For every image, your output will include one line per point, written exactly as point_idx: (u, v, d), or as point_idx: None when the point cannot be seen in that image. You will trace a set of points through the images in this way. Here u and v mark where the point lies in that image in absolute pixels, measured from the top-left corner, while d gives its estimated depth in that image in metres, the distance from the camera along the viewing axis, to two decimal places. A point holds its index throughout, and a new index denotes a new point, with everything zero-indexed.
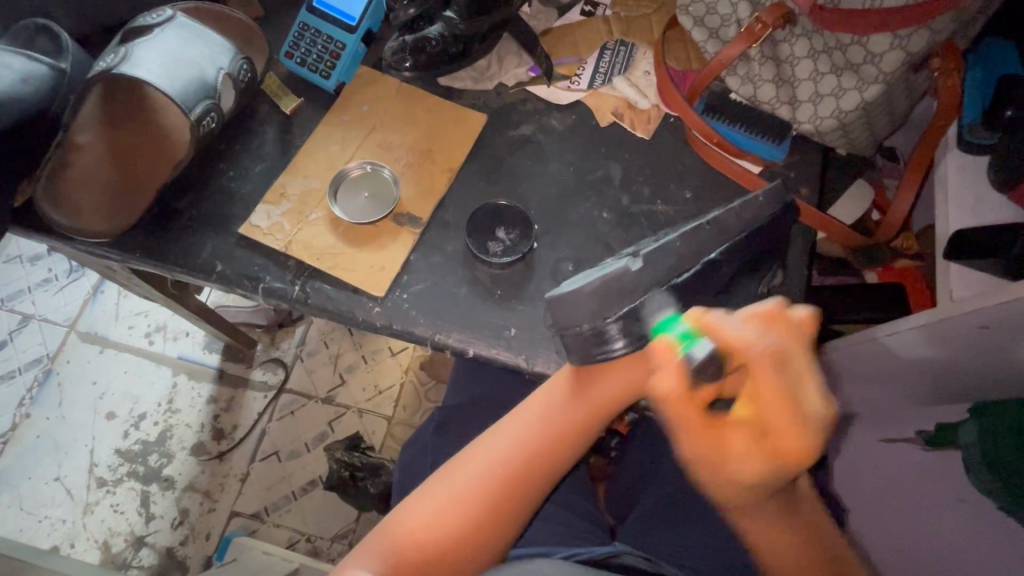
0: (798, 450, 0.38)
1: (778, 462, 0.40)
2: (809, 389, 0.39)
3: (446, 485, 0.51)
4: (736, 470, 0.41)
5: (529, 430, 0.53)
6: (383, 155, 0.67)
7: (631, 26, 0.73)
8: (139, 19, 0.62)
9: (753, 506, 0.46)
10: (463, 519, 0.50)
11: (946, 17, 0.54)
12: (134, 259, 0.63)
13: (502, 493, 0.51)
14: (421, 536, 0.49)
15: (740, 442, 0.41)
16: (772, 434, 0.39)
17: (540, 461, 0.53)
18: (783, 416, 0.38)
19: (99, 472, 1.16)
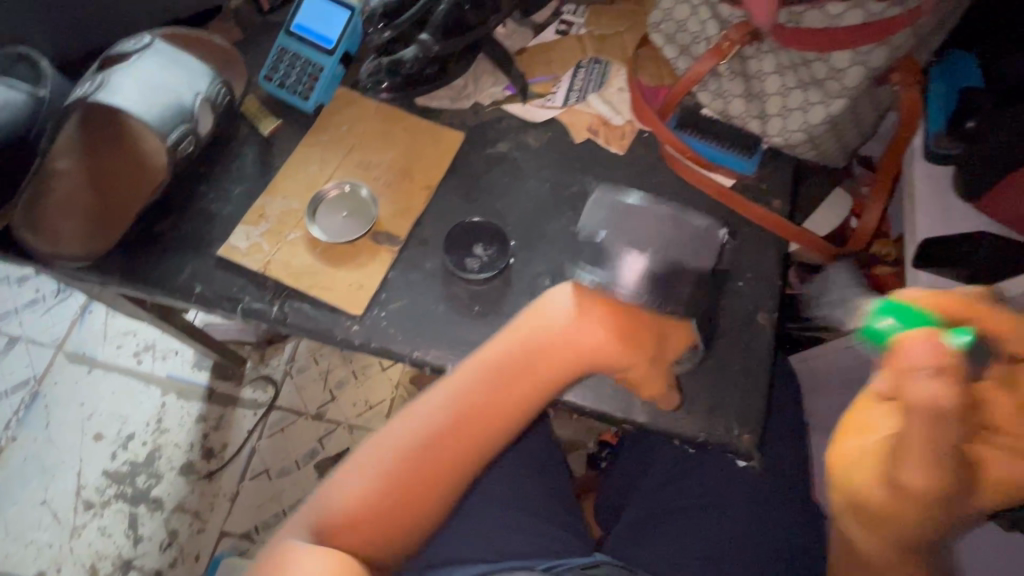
0: None
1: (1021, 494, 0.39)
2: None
3: (381, 450, 0.46)
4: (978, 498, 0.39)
5: (477, 387, 0.47)
6: (362, 175, 0.68)
7: (605, 44, 0.75)
8: (119, 45, 0.64)
9: (926, 523, 0.39)
10: (399, 484, 0.45)
11: (903, 33, 0.56)
12: (115, 282, 0.64)
13: (444, 455, 0.46)
14: (346, 509, 0.44)
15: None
16: None
17: (490, 417, 0.47)
18: None
19: (87, 495, 1.15)
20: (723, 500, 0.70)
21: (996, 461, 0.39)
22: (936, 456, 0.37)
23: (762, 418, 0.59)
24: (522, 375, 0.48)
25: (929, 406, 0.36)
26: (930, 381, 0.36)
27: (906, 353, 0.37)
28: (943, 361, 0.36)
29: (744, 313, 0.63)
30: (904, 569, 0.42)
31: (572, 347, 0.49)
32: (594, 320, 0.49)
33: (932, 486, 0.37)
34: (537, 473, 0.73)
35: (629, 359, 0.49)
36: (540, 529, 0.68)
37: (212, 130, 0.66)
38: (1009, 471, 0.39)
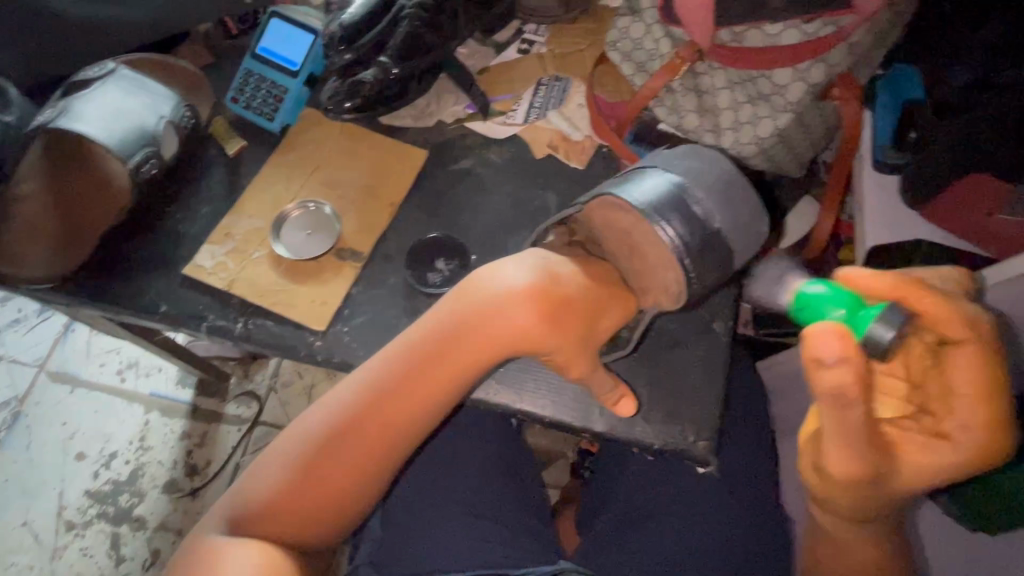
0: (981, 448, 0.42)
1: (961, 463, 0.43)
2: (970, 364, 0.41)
3: (291, 444, 0.51)
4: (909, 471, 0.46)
5: (380, 381, 0.50)
6: (327, 193, 0.69)
7: (566, 61, 0.77)
8: (81, 72, 0.66)
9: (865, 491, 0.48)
10: (307, 477, 0.49)
11: (838, 51, 0.59)
12: (82, 302, 0.65)
13: (351, 448, 0.50)
14: (268, 493, 0.49)
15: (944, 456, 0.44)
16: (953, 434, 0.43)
17: (395, 413, 0.50)
18: (981, 410, 0.41)
19: (68, 515, 1.15)
20: (692, 506, 0.71)
21: (915, 445, 0.45)
22: (851, 444, 0.44)
23: (719, 424, 0.60)
24: (432, 363, 0.50)
25: (838, 397, 0.41)
26: (834, 368, 0.39)
27: (814, 348, 0.39)
28: (846, 352, 0.39)
29: (701, 322, 0.64)
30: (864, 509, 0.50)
31: (475, 345, 0.50)
32: (504, 311, 0.49)
33: (847, 468, 0.45)
34: (508, 484, 0.74)
35: (554, 341, 0.50)
36: (509, 538, 0.69)
37: (177, 152, 0.68)
38: (925, 457, 0.45)
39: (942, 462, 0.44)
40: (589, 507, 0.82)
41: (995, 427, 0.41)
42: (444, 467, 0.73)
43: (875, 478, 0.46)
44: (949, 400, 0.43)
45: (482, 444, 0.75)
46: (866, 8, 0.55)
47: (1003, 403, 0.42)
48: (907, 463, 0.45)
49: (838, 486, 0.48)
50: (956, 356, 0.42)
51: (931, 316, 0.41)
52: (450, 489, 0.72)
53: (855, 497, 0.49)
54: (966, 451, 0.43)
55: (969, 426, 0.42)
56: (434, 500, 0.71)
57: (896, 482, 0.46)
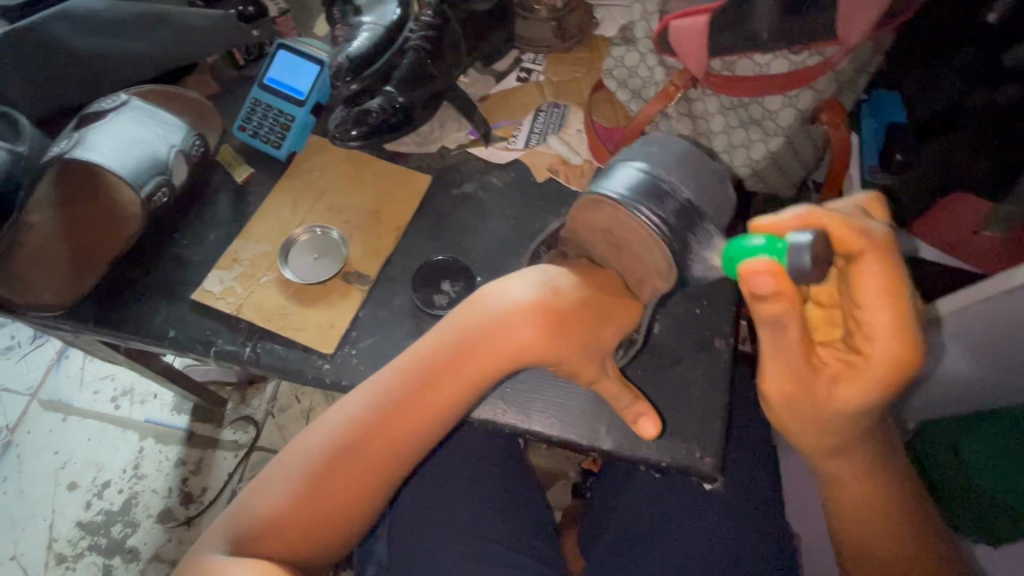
0: (897, 355, 0.43)
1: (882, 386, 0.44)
2: (879, 276, 0.41)
3: (298, 459, 0.51)
4: (839, 399, 0.46)
5: (391, 395, 0.51)
6: (333, 218, 0.71)
7: (562, 89, 0.79)
8: (94, 105, 0.68)
9: (809, 415, 0.48)
10: (316, 489, 0.49)
11: (824, 79, 0.62)
12: (87, 329, 0.65)
13: (362, 460, 0.50)
14: (271, 509, 0.49)
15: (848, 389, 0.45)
16: (870, 340, 0.43)
17: (407, 426, 0.51)
18: (884, 313, 0.42)
19: (59, 548, 1.12)
20: (698, 524, 0.71)
21: (843, 373, 0.46)
22: (784, 365, 0.46)
23: (722, 440, 0.61)
24: (439, 380, 0.52)
25: (768, 318, 0.44)
26: (769, 301, 0.42)
27: (756, 286, 0.42)
28: (777, 285, 0.41)
29: (702, 338, 0.66)
30: (822, 439, 0.51)
31: (491, 360, 0.52)
32: (512, 323, 0.52)
33: (783, 389, 0.47)
34: (511, 505, 0.74)
35: (554, 349, 0.52)
36: (515, 559, 0.69)
37: (186, 180, 0.70)
38: (854, 385, 0.45)
39: (873, 382, 0.44)
40: (594, 527, 0.81)
41: (904, 332, 0.42)
42: (449, 490, 0.73)
43: (816, 405, 0.47)
44: (860, 326, 0.44)
45: (486, 465, 0.75)
46: (851, 41, 0.57)
47: (904, 313, 0.42)
48: (842, 389, 0.46)
49: (789, 417, 0.49)
50: (863, 267, 0.42)
51: (837, 241, 0.42)
52: (455, 512, 0.72)
53: (823, 428, 0.49)
54: (883, 367, 0.43)
55: (879, 350, 0.43)
56: (439, 523, 0.71)
57: (836, 407, 0.46)
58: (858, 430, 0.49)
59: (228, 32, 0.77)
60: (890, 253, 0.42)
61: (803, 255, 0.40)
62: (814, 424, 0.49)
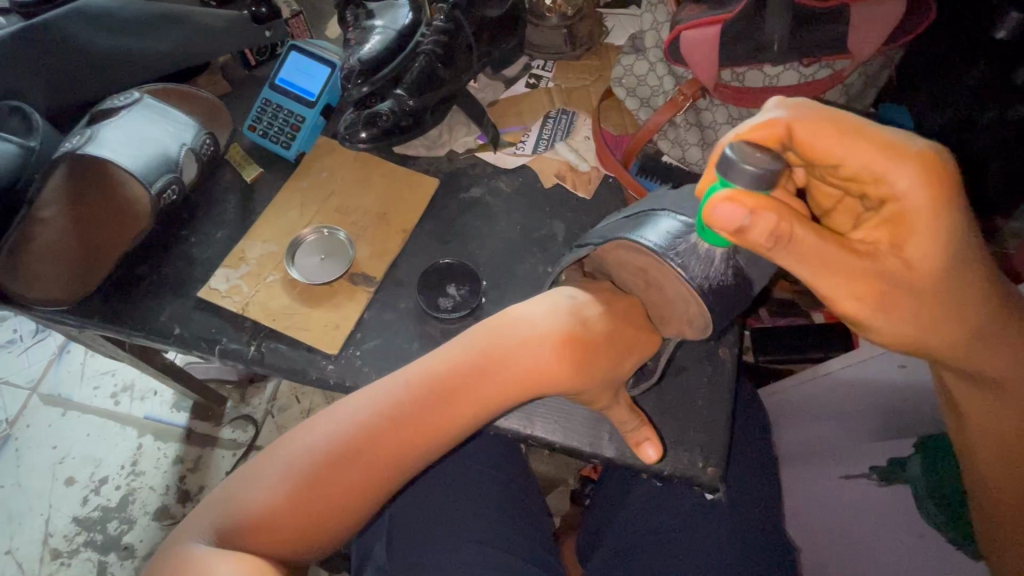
0: (907, 180, 0.40)
1: (938, 213, 0.41)
2: (833, 139, 0.41)
3: (297, 460, 0.50)
4: (917, 253, 0.42)
5: (401, 403, 0.51)
6: (340, 220, 0.71)
7: (572, 96, 0.80)
8: (107, 102, 0.68)
9: (916, 303, 0.43)
10: (315, 491, 0.49)
11: (834, 91, 0.63)
12: (93, 324, 0.66)
13: (363, 467, 0.50)
14: (264, 501, 0.49)
15: (917, 239, 0.41)
16: (880, 181, 0.41)
17: (416, 441, 0.51)
18: (863, 153, 0.40)
19: (55, 543, 1.12)
20: (698, 533, 0.71)
21: (906, 233, 0.42)
22: (850, 275, 0.42)
23: (725, 450, 0.61)
24: (452, 398, 0.52)
25: (776, 238, 0.39)
26: (756, 223, 0.39)
27: (722, 222, 0.39)
28: (760, 206, 0.39)
29: (707, 348, 0.66)
30: (953, 325, 0.45)
31: (510, 379, 0.53)
32: (531, 348, 0.53)
33: (869, 297, 0.42)
34: (512, 510, 0.74)
35: (574, 382, 0.53)
36: (513, 565, 0.69)
37: (195, 178, 0.70)
38: (919, 234, 0.41)
39: (921, 222, 0.41)
40: (593, 535, 0.81)
41: (890, 152, 0.40)
42: (449, 493, 0.73)
43: (911, 290, 0.42)
44: (858, 173, 0.41)
45: (487, 470, 0.75)
46: (862, 56, 0.58)
47: (881, 138, 0.40)
48: (910, 244, 0.42)
49: (902, 322, 0.44)
50: (806, 138, 0.41)
51: (762, 141, 0.41)
52: (455, 516, 0.72)
53: (936, 318, 0.44)
54: (912, 189, 0.40)
55: (904, 188, 0.40)
56: (438, 527, 0.71)
57: (924, 270, 0.42)
58: (970, 298, 0.44)
59: (239, 33, 0.77)
60: (821, 113, 0.41)
61: (743, 166, 0.39)
62: (928, 313, 0.43)
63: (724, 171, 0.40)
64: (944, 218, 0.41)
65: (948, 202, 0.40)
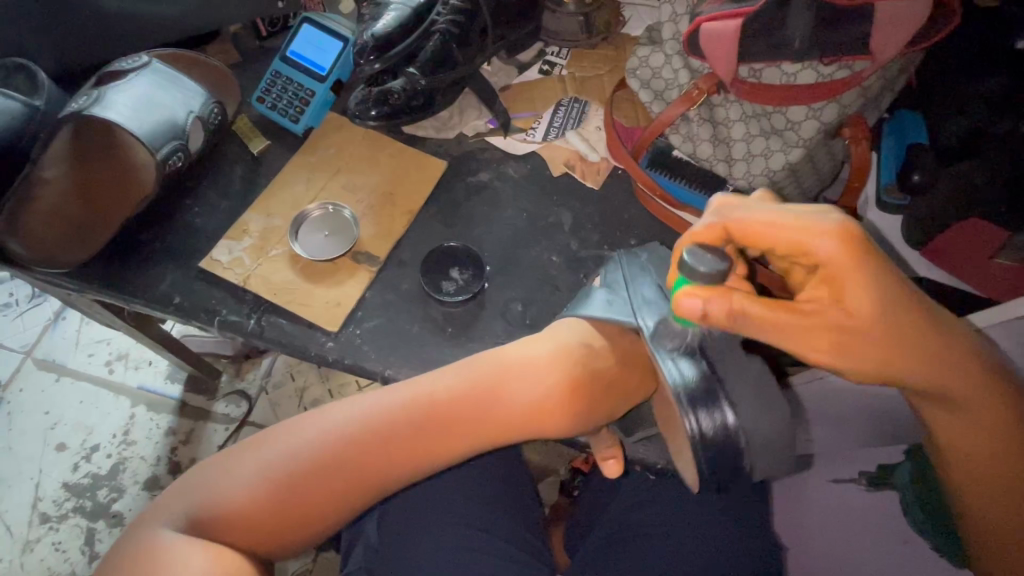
0: (825, 246, 0.42)
1: (859, 264, 0.42)
2: (762, 228, 0.43)
3: (278, 461, 0.50)
4: (855, 300, 0.42)
5: (386, 423, 0.53)
6: (346, 197, 0.70)
7: (584, 85, 0.79)
8: (115, 63, 0.67)
9: (863, 337, 0.43)
10: (288, 495, 0.50)
11: (851, 93, 0.61)
12: (91, 289, 0.66)
13: (340, 481, 0.51)
14: (243, 498, 0.49)
15: (854, 289, 0.42)
16: (806, 249, 0.43)
17: (396, 456, 0.52)
18: (785, 235, 0.43)
19: (44, 507, 1.12)
20: (686, 528, 0.72)
21: (846, 288, 0.42)
22: (803, 331, 0.43)
23: None
24: (443, 427, 0.54)
25: (732, 317, 0.42)
26: (711, 311, 0.43)
27: (682, 309, 0.42)
28: (716, 300, 0.42)
29: None
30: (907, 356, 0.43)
31: (511, 416, 0.56)
32: (535, 394, 0.56)
33: (824, 347, 0.43)
34: (504, 496, 0.74)
35: (570, 421, 0.56)
36: (502, 550, 0.69)
37: (201, 148, 0.70)
38: (853, 286, 0.42)
39: (853, 276, 0.42)
40: (582, 526, 0.82)
41: (807, 225, 0.42)
42: (441, 477, 0.73)
43: (866, 333, 0.42)
44: (789, 249, 0.43)
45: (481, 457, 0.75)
46: (883, 58, 0.57)
47: (794, 217, 0.43)
48: (849, 298, 0.42)
49: (863, 362, 0.43)
50: (737, 228, 0.44)
51: (710, 238, 0.45)
52: (446, 500, 0.72)
53: (890, 352, 0.43)
54: (834, 252, 0.42)
55: (826, 250, 0.42)
56: (430, 510, 0.71)
57: (865, 316, 0.42)
58: (910, 314, 0.42)
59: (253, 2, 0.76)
60: (748, 205, 0.45)
61: (697, 268, 0.42)
62: (893, 350, 0.43)
63: (682, 268, 0.43)
64: (868, 268, 0.42)
65: (864, 256, 0.42)
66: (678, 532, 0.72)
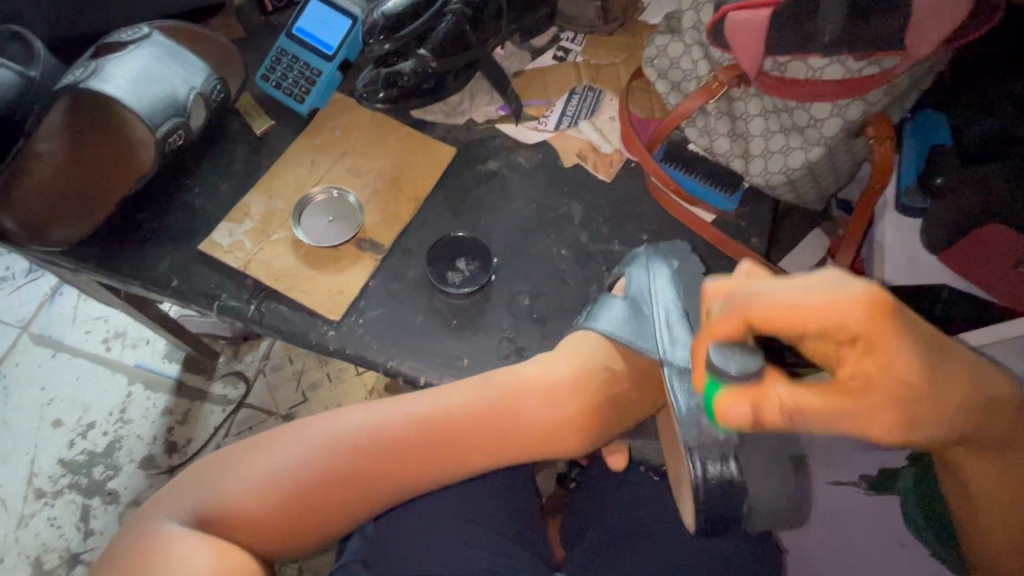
0: (857, 320, 0.36)
1: (889, 326, 0.36)
2: (781, 307, 0.37)
3: (288, 463, 0.50)
4: (899, 365, 0.36)
5: (400, 434, 0.53)
6: (351, 181, 0.68)
7: (600, 72, 0.76)
8: (115, 35, 0.65)
9: (918, 398, 0.37)
10: (296, 500, 0.49)
11: (878, 91, 0.59)
12: (88, 269, 0.64)
13: (347, 490, 0.50)
14: (253, 505, 0.48)
15: (897, 355, 0.36)
16: (838, 328, 0.36)
17: (404, 469, 0.52)
18: (806, 314, 0.37)
19: (39, 483, 1.12)
20: (687, 527, 0.71)
21: (892, 356, 0.36)
22: (860, 414, 0.37)
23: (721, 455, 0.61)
24: (456, 440, 0.54)
25: (788, 416, 0.38)
26: (751, 413, 0.39)
27: (730, 414, 0.39)
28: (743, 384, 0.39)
29: None
30: (951, 417, 0.39)
31: (530, 434, 0.56)
32: (552, 416, 0.56)
33: (890, 424, 0.37)
34: (503, 490, 0.74)
35: (582, 439, 0.58)
36: (501, 544, 0.69)
37: (203, 127, 0.68)
38: (895, 354, 0.36)
39: (892, 346, 0.36)
40: (581, 522, 0.81)
41: (832, 302, 0.36)
42: None
43: (913, 400, 0.37)
44: (817, 330, 0.37)
45: None
46: (918, 53, 0.54)
47: (809, 296, 0.37)
48: (891, 362, 0.36)
49: (920, 422, 0.38)
50: (756, 326, 0.38)
51: (728, 332, 0.39)
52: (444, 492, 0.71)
53: (939, 410, 0.38)
54: (869, 326, 0.36)
55: (851, 316, 0.36)
56: (427, 502, 0.70)
57: (910, 381, 0.37)
58: (951, 375, 0.38)
59: None
60: (754, 290, 0.39)
61: (727, 370, 0.39)
62: (937, 405, 0.38)
63: (711, 368, 0.40)
64: (896, 326, 0.36)
65: (892, 315, 0.36)
66: (678, 531, 0.71)
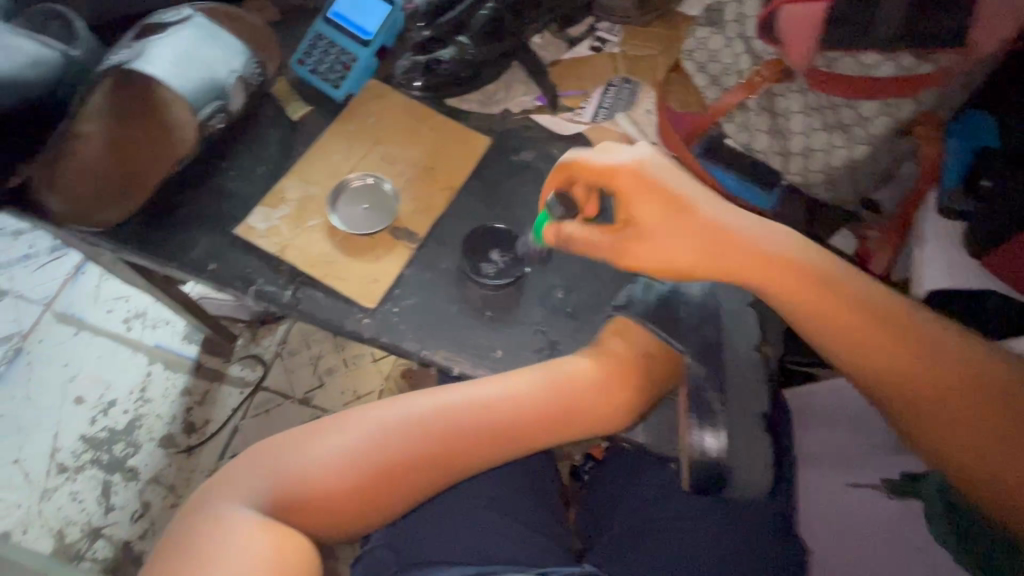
0: (605, 166, 0.52)
1: (644, 177, 0.52)
2: (606, 162, 0.53)
3: (357, 442, 0.50)
4: (638, 207, 0.52)
5: (467, 416, 0.53)
6: (385, 169, 0.68)
7: (637, 64, 0.75)
8: (155, 15, 0.65)
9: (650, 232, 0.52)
10: (364, 475, 0.50)
11: (930, 92, 0.58)
12: (126, 250, 0.64)
13: (414, 466, 0.51)
14: (325, 480, 0.49)
15: (650, 208, 0.52)
16: (616, 181, 0.52)
17: (466, 452, 0.53)
18: (604, 163, 0.53)
19: (62, 458, 1.14)
20: (710, 524, 0.71)
21: (645, 209, 0.52)
22: (614, 240, 0.54)
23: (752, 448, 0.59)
24: (518, 426, 0.54)
25: (568, 238, 0.55)
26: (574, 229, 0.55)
27: (549, 232, 0.56)
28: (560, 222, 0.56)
29: None
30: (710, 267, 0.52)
31: (582, 423, 0.56)
32: (599, 404, 0.56)
33: (642, 253, 0.53)
34: (526, 481, 0.74)
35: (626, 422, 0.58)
36: (524, 535, 0.69)
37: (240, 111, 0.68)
38: (639, 202, 0.52)
39: (644, 195, 0.52)
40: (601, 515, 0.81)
41: (634, 165, 0.52)
42: None
43: (680, 243, 0.52)
44: (605, 180, 0.53)
45: None
46: (978, 51, 0.53)
47: (601, 159, 0.53)
48: (637, 207, 0.52)
49: (687, 270, 0.52)
50: (580, 167, 0.53)
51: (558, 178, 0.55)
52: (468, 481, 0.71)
53: (720, 268, 0.52)
54: (631, 182, 0.52)
55: (624, 172, 0.52)
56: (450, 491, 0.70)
57: (649, 224, 0.52)
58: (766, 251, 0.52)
59: None
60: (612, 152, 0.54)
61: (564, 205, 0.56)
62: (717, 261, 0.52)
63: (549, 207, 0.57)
64: (640, 176, 0.52)
65: (630, 170, 0.52)
66: (700, 528, 0.71)
